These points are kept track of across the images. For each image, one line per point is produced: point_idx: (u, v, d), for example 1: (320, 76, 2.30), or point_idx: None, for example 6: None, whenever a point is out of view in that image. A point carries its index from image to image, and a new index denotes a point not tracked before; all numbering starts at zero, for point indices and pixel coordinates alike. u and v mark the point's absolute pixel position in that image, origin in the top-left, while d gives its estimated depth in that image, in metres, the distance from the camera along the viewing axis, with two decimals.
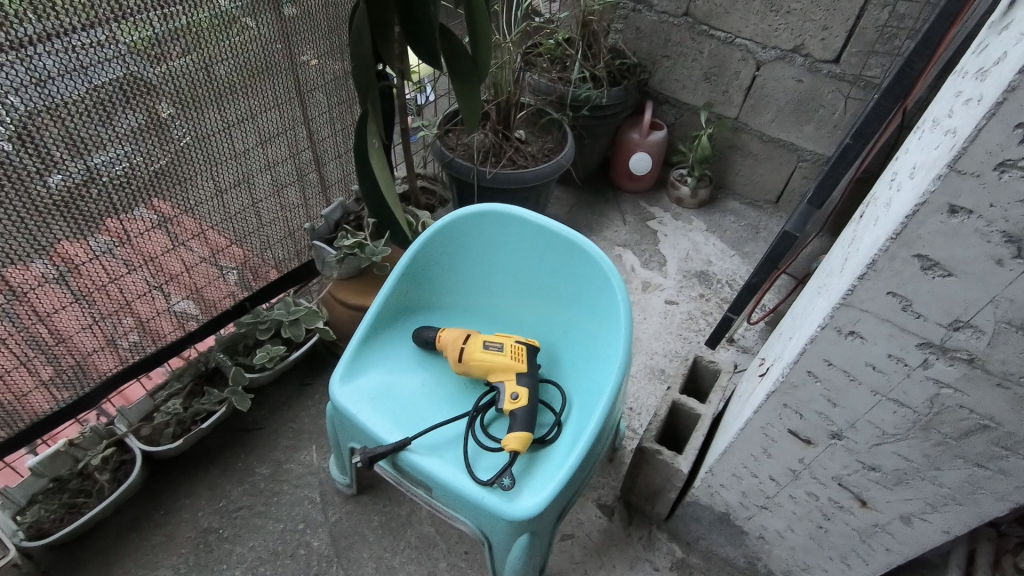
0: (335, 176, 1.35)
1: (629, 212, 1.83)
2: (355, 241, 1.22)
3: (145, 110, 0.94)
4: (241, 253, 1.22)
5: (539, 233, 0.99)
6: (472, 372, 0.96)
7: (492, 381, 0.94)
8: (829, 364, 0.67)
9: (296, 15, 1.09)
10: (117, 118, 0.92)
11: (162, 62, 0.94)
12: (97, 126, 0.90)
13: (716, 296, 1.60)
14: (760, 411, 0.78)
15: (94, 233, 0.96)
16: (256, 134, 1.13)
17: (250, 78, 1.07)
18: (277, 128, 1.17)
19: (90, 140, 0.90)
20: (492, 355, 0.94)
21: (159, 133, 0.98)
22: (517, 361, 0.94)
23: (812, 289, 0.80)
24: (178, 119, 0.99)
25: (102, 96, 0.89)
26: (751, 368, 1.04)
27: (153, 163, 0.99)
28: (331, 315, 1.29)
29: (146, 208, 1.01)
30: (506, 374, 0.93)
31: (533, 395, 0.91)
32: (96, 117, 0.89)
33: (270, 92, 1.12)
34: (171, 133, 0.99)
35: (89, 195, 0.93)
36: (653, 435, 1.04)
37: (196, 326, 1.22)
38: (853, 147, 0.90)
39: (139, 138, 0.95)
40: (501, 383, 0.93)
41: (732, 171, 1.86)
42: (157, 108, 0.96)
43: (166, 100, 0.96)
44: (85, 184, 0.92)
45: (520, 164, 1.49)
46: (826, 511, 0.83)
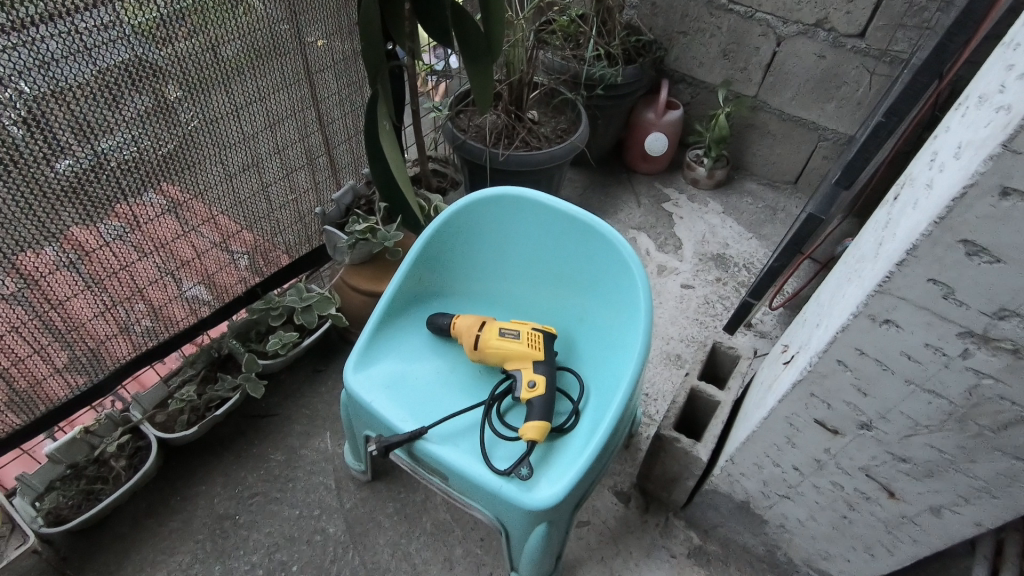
0: (346, 159, 1.33)
1: (644, 194, 1.80)
2: (367, 226, 1.20)
3: (154, 93, 0.92)
4: (252, 238, 1.21)
5: (555, 217, 0.96)
6: (488, 360, 0.94)
7: (508, 368, 0.92)
8: (861, 354, 0.64)
9: None
10: (125, 102, 0.89)
11: (170, 44, 0.91)
12: (105, 110, 0.88)
13: (733, 279, 1.57)
14: (785, 400, 0.76)
15: (104, 218, 0.94)
16: (264, 117, 1.10)
17: (258, 59, 1.04)
18: (286, 110, 1.14)
19: (99, 124, 0.88)
20: (508, 342, 0.92)
21: (167, 116, 0.96)
22: (534, 349, 0.92)
23: (841, 275, 0.77)
24: (186, 101, 0.97)
25: (109, 79, 0.86)
26: (772, 354, 1.01)
27: (162, 147, 0.97)
28: (344, 302, 1.26)
29: (156, 193, 1.00)
30: (522, 362, 0.91)
31: (550, 383, 0.89)
32: (104, 101, 0.87)
33: (278, 74, 1.09)
34: (180, 115, 0.97)
35: (98, 180, 0.91)
36: (671, 423, 1.03)
37: (209, 312, 1.21)
38: (885, 126, 0.87)
39: (147, 121, 0.93)
40: (518, 371, 0.91)
41: (749, 151, 1.82)
42: (164, 91, 0.93)
43: (174, 82, 0.94)
44: (94, 169, 0.90)
45: (534, 146, 1.45)
46: (850, 501, 0.81)
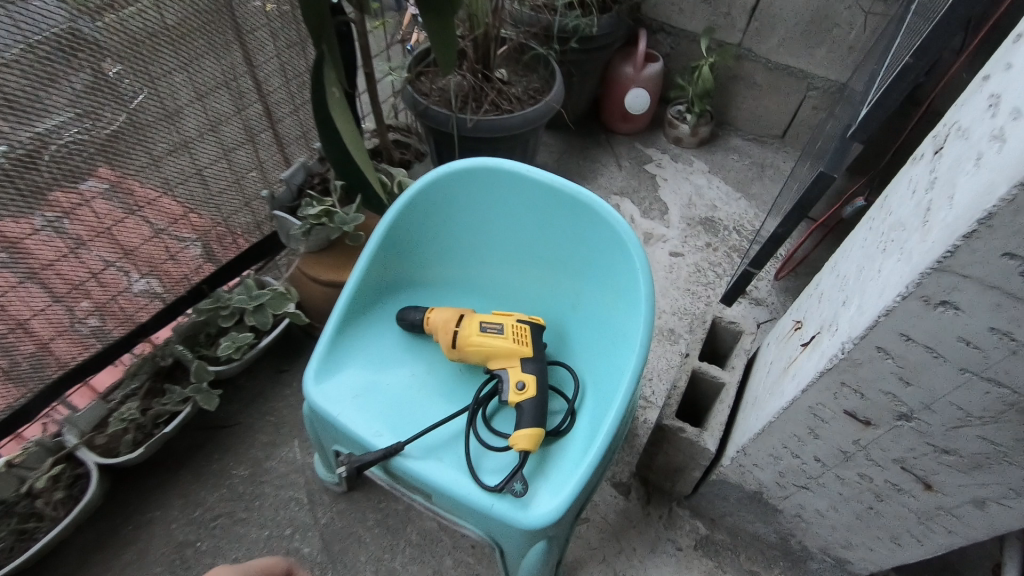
0: (293, 133, 1.17)
1: (624, 156, 1.68)
2: (322, 208, 1.06)
3: (89, 68, 0.80)
4: (195, 229, 1.07)
5: (538, 191, 0.84)
6: (469, 358, 0.83)
7: (493, 367, 0.82)
8: (907, 340, 0.55)
9: None
10: (60, 79, 0.78)
11: (107, 13, 0.79)
12: (38, 89, 0.76)
13: (723, 244, 1.47)
14: (809, 390, 0.67)
15: (40, 208, 0.83)
16: (215, 91, 0.99)
17: (206, 27, 0.92)
18: (239, 84, 1.02)
19: (31, 105, 0.76)
20: (490, 339, 0.81)
21: (108, 95, 0.84)
22: (521, 344, 0.81)
23: (869, 245, 0.67)
24: (127, 78, 0.85)
25: (41, 55, 0.75)
26: (780, 329, 0.93)
27: (99, 130, 0.85)
28: (302, 295, 1.13)
29: (92, 178, 0.87)
30: (508, 360, 0.81)
31: (540, 383, 0.79)
32: (36, 79, 0.75)
33: (229, 43, 0.97)
34: (120, 94, 0.85)
35: (34, 167, 0.80)
36: (673, 411, 0.94)
37: (149, 317, 1.07)
38: (911, 69, 0.76)
39: (85, 101, 0.82)
40: (504, 370, 0.81)
41: (735, 105, 1.70)
42: (100, 65, 0.81)
43: (113, 55, 0.82)
44: (28, 156, 0.78)
45: (505, 109, 1.31)
46: (879, 493, 0.73)
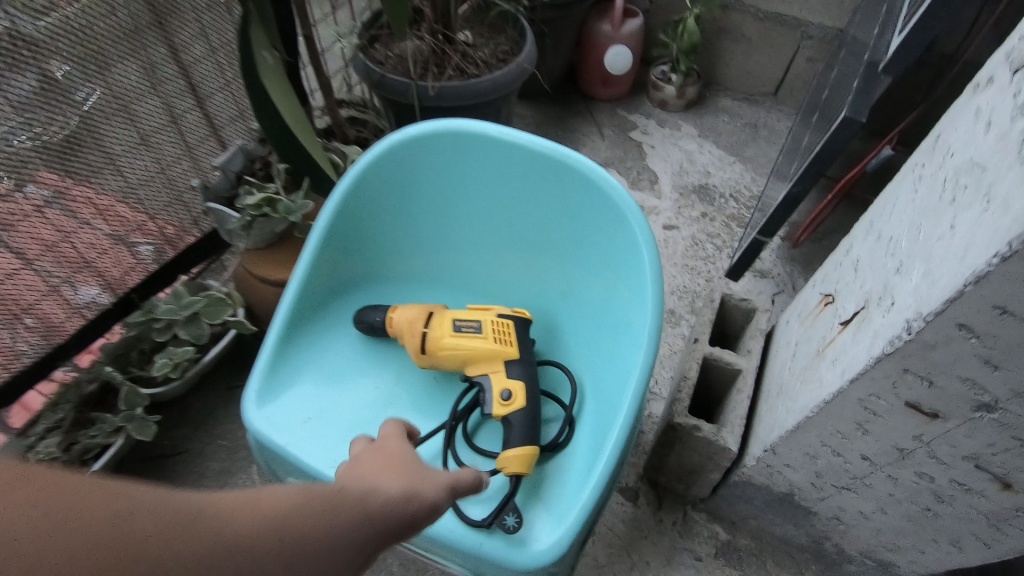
0: (226, 112, 1.01)
1: (607, 123, 1.54)
2: (262, 196, 0.89)
3: (34, 69, 0.73)
4: (124, 231, 0.92)
5: (515, 156, 0.70)
6: (443, 365, 0.70)
7: (472, 374, 0.68)
8: (1002, 314, 0.43)
9: None
10: (5, 84, 0.71)
11: (53, 11, 0.72)
12: None
13: (720, 213, 1.35)
14: (860, 380, 0.55)
15: None
16: (169, 86, 0.90)
17: (157, 18, 0.84)
18: (191, 74, 0.93)
19: None
20: (467, 340, 0.68)
21: (60, 100, 0.77)
22: (504, 345, 0.68)
23: (923, 198, 0.55)
24: (78, 80, 0.78)
25: None
26: (803, 306, 0.80)
27: (51, 137, 0.78)
28: (248, 296, 0.98)
29: (33, 184, 0.78)
30: (491, 365, 0.67)
31: (529, 390, 0.67)
32: None
33: (183, 33, 0.89)
34: (73, 97, 0.79)
35: None
36: (686, 406, 0.81)
37: (70, 335, 0.91)
38: None
39: (35, 106, 0.75)
40: (485, 377, 0.67)
41: (723, 61, 1.57)
42: (47, 67, 0.74)
43: (61, 55, 0.75)
44: None
45: (471, 74, 1.16)
46: (941, 494, 0.61)
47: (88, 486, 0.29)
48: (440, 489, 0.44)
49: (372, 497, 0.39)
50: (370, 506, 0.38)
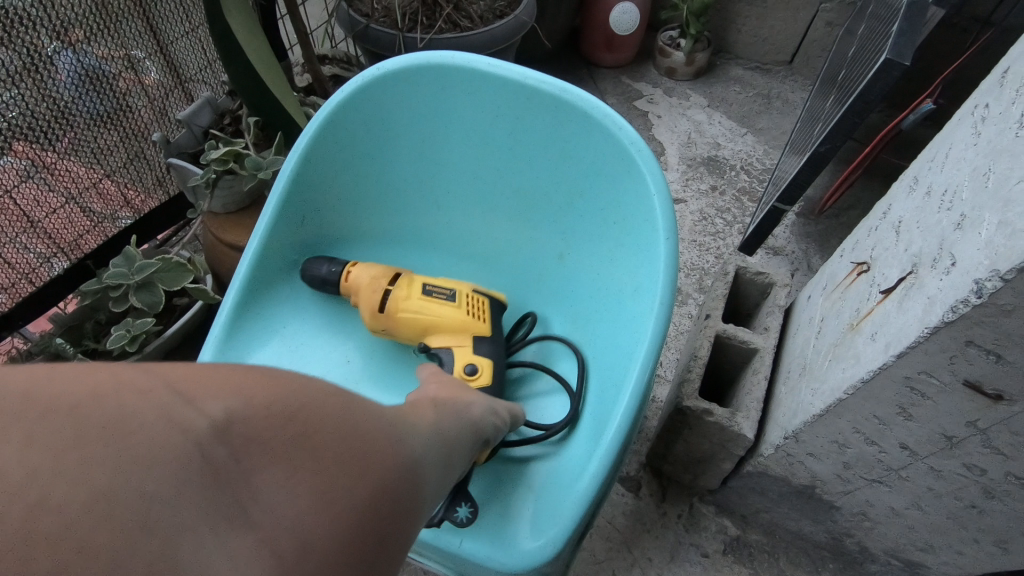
0: (191, 61, 0.92)
1: (610, 92, 1.45)
2: (228, 150, 0.80)
3: (17, 40, 0.69)
4: (83, 195, 0.84)
5: (508, 95, 0.62)
6: (399, 331, 0.65)
7: (432, 345, 0.63)
8: None
9: None
10: None
11: None
12: None
13: (730, 187, 1.26)
14: (908, 356, 0.47)
15: None
16: (150, 56, 0.85)
17: None
18: (165, 34, 0.86)
19: None
20: (436, 307, 0.64)
21: (44, 72, 0.73)
22: (476, 320, 0.64)
23: (992, 141, 0.46)
24: (61, 52, 0.74)
25: None
26: (827, 279, 0.72)
27: (37, 111, 0.74)
28: (218, 263, 0.90)
29: (6, 154, 0.73)
30: (458, 338, 0.63)
31: (495, 368, 0.62)
32: None
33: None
34: (57, 72, 0.75)
35: None
36: (696, 388, 0.73)
37: (15, 304, 0.83)
38: None
39: (22, 81, 0.71)
40: (449, 349, 0.62)
41: (734, 27, 1.47)
42: (32, 39, 0.71)
43: (45, 28, 0.71)
44: None
45: (465, 27, 1.06)
46: (992, 488, 0.53)
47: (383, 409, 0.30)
48: (489, 406, 0.48)
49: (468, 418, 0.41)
50: (464, 415, 0.42)
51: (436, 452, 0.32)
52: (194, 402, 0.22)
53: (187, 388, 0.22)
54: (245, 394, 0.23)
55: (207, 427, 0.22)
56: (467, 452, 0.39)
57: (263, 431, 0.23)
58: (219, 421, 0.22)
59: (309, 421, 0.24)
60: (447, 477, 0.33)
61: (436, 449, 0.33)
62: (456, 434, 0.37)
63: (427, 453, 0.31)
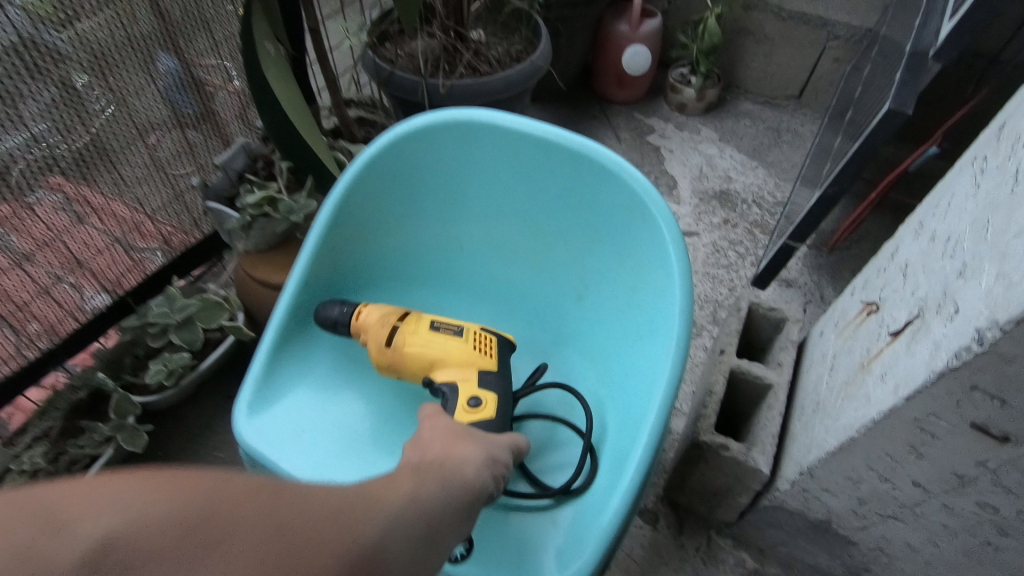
0: (228, 109, 0.97)
1: (623, 127, 1.49)
2: (263, 194, 0.85)
3: (54, 79, 0.73)
4: (122, 232, 0.89)
5: (528, 147, 0.66)
6: (405, 367, 0.67)
7: (438, 378, 0.66)
8: None
9: None
10: (26, 93, 0.71)
11: (73, 23, 0.72)
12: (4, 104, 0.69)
13: (743, 220, 1.29)
14: (918, 397, 0.49)
15: None
16: (183, 96, 0.89)
17: (172, 31, 0.84)
18: (201, 78, 0.91)
19: None
20: (442, 340, 0.67)
21: (78, 109, 0.77)
22: (481, 354, 0.66)
23: (990, 192, 0.49)
24: (96, 88, 0.78)
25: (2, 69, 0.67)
26: (838, 317, 0.75)
27: (69, 145, 0.77)
28: (248, 300, 0.94)
29: (43, 188, 0.76)
30: (462, 372, 0.65)
31: (499, 402, 0.64)
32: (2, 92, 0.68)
33: (196, 44, 0.88)
34: (90, 108, 0.78)
35: None
36: (712, 423, 0.74)
37: (60, 341, 0.87)
38: None
39: (56, 115, 0.74)
40: (453, 382, 0.64)
41: (744, 64, 1.52)
42: (68, 78, 0.74)
43: (81, 67, 0.75)
44: None
45: (484, 72, 1.12)
46: (1004, 526, 0.55)
47: (305, 494, 0.31)
48: (482, 458, 0.49)
49: (455, 479, 0.43)
50: (449, 478, 0.43)
51: (397, 534, 0.33)
52: (66, 532, 0.25)
53: (62, 514, 0.25)
54: (131, 515, 0.26)
55: (78, 557, 0.24)
56: (457, 519, 0.40)
57: (142, 552, 0.25)
58: (97, 547, 0.25)
59: (202, 534, 0.27)
60: (417, 546, 0.34)
61: (402, 528, 0.34)
62: (433, 506, 0.38)
63: (384, 539, 0.32)
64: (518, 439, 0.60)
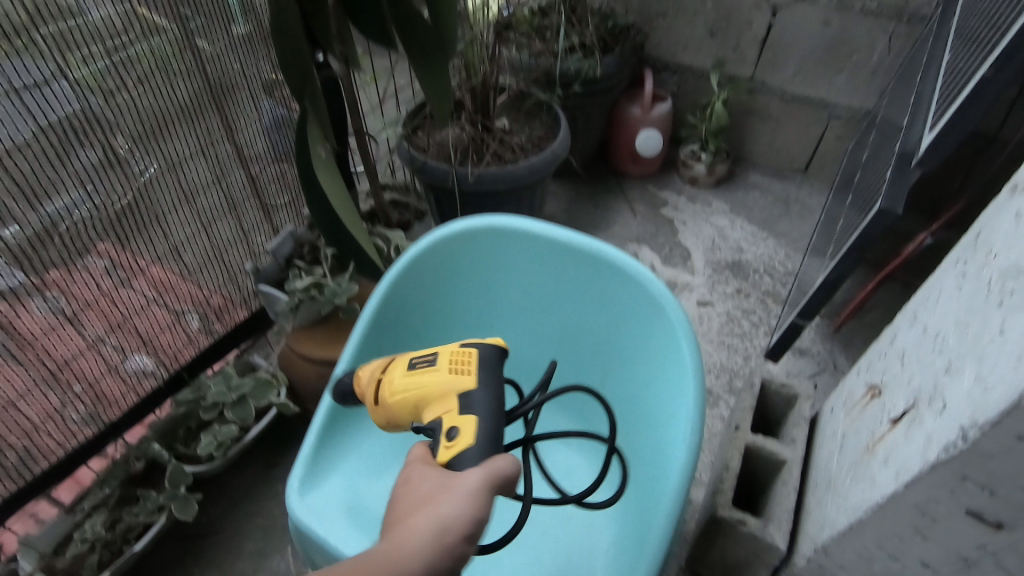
0: (280, 199, 1.08)
1: (638, 200, 1.58)
2: (311, 280, 0.95)
3: (100, 145, 0.78)
4: (177, 304, 0.97)
5: (552, 249, 0.75)
6: (400, 412, 0.63)
7: (428, 417, 0.60)
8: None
9: (247, 31, 0.92)
10: (75, 158, 0.76)
11: (118, 94, 0.78)
12: (54, 169, 0.74)
13: (755, 289, 1.35)
14: (915, 485, 0.53)
15: (36, 288, 0.77)
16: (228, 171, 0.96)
17: (213, 101, 0.90)
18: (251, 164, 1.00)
19: (43, 184, 0.74)
20: (421, 375, 0.62)
21: (122, 173, 0.82)
22: (457, 374, 0.60)
23: (969, 296, 0.55)
24: (138, 153, 0.83)
25: (54, 138, 0.73)
26: (846, 397, 0.79)
27: (111, 204, 0.82)
28: (293, 376, 1.01)
29: (92, 254, 0.82)
30: (443, 405, 0.59)
31: (480, 423, 0.56)
32: (53, 159, 0.74)
33: (238, 117, 0.95)
34: (132, 172, 0.83)
35: (46, 244, 0.76)
36: (729, 498, 0.78)
37: (122, 414, 0.95)
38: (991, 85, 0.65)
39: (99, 178, 0.79)
40: (439, 419, 0.58)
41: (750, 140, 1.61)
42: (113, 143, 0.79)
43: (125, 132, 0.80)
44: (43, 237, 0.76)
45: (509, 159, 1.23)
46: None
47: None
48: (435, 525, 0.43)
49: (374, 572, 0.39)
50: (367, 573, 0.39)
51: None
52: None
53: None
54: None
55: None
56: None
57: None
58: None
59: None
60: None
61: None
62: None
63: None
64: (503, 464, 0.49)
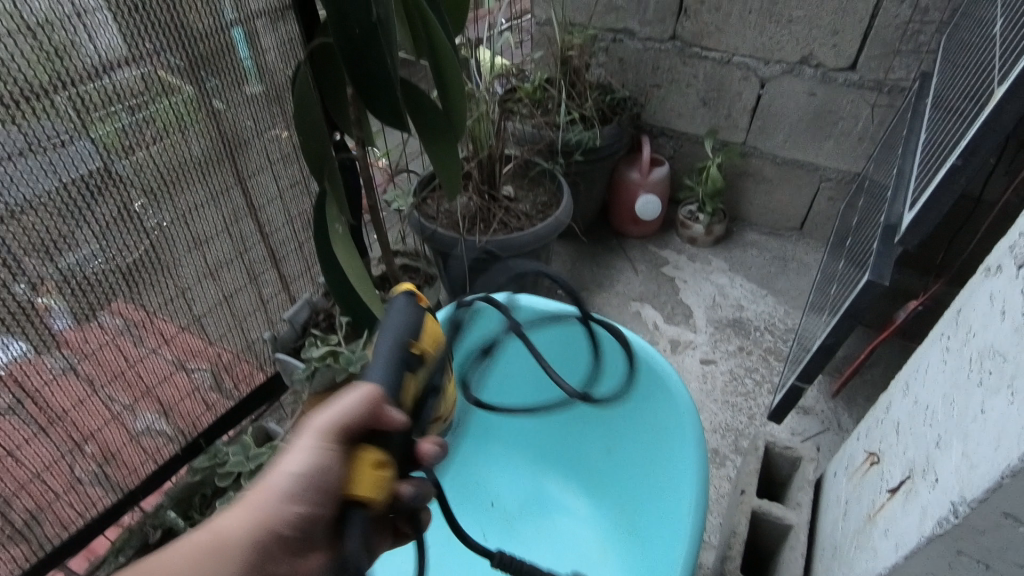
0: (297, 270, 1.13)
1: (639, 260, 1.63)
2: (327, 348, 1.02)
3: (115, 202, 0.82)
4: (190, 363, 0.98)
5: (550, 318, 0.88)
6: None
7: None
8: (1009, 518, 0.46)
9: (260, 90, 0.94)
10: (91, 214, 0.80)
11: (133, 153, 0.82)
12: (71, 223, 0.78)
13: (757, 347, 1.38)
14: (915, 557, 0.55)
15: (52, 347, 0.79)
16: (244, 233, 0.99)
17: (229, 158, 0.93)
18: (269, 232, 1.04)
19: (60, 240, 0.77)
20: None
21: (137, 229, 0.85)
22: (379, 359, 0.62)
23: (955, 370, 0.58)
24: (152, 210, 0.86)
25: (71, 195, 0.77)
26: (848, 462, 0.81)
27: (122, 259, 0.84)
28: None
29: (106, 312, 0.84)
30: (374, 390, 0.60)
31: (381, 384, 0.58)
32: (69, 214, 0.77)
33: (257, 177, 0.98)
34: (145, 228, 0.86)
35: (64, 300, 0.79)
36: (738, 564, 0.79)
37: (140, 482, 0.98)
38: (964, 169, 0.71)
39: (112, 234, 0.82)
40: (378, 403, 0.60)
41: (746, 201, 1.68)
42: (127, 200, 0.83)
43: (139, 191, 0.84)
44: (60, 291, 0.78)
45: (514, 226, 1.28)
46: None
47: None
48: (253, 516, 0.51)
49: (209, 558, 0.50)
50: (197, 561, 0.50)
51: None
52: None
53: None
54: None
55: None
56: None
57: None
58: None
59: None
60: None
61: None
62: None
63: None
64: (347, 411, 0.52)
